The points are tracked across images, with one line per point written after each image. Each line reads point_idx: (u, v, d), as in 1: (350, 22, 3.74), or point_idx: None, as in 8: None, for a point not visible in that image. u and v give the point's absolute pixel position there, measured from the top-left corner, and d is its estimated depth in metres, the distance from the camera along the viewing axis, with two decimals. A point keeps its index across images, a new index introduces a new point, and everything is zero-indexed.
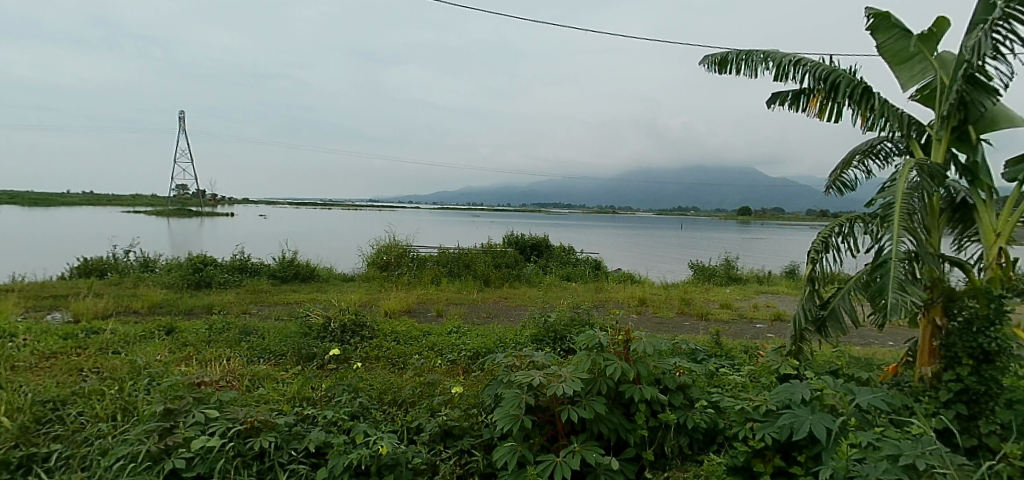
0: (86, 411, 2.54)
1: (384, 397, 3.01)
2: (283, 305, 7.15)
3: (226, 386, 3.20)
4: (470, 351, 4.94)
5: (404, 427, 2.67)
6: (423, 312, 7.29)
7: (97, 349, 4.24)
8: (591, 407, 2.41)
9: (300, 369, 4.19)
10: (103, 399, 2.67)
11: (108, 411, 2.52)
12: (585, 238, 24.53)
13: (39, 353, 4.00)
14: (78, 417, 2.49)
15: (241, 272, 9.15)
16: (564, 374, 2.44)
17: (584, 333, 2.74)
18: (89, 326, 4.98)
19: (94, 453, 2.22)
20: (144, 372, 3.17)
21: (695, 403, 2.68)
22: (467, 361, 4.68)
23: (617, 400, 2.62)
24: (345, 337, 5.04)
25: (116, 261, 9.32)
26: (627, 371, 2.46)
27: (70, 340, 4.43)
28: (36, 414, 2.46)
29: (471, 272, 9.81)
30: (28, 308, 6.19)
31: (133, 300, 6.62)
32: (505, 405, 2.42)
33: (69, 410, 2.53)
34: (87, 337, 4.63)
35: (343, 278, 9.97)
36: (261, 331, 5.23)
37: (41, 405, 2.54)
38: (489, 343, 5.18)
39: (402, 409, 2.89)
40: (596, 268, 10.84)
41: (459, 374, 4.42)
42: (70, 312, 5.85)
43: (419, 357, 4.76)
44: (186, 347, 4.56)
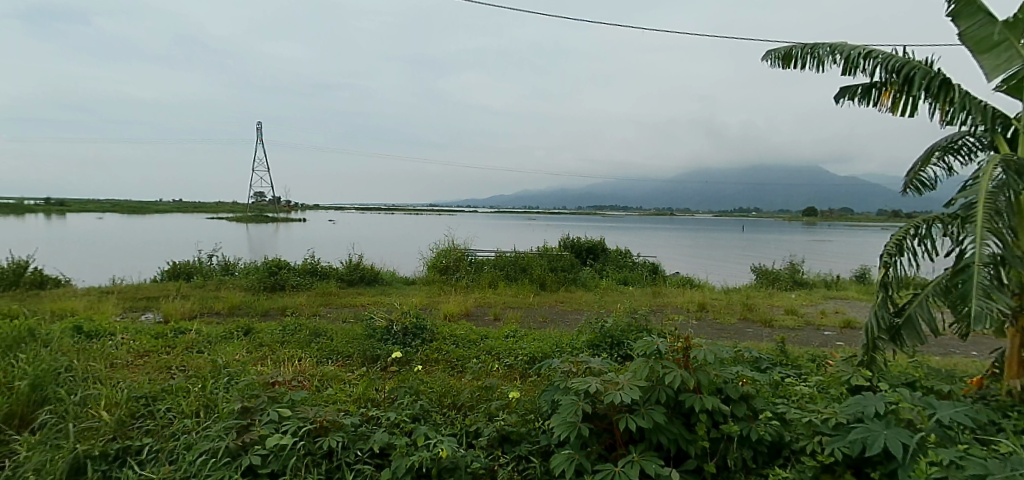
0: (173, 407, 2.79)
1: (442, 400, 3.12)
2: (349, 308, 7.54)
3: (298, 386, 3.45)
4: (528, 355, 5.01)
5: (463, 431, 2.76)
6: (481, 316, 7.44)
7: (183, 349, 4.67)
8: (650, 416, 2.39)
9: (365, 370, 4.41)
10: (189, 396, 2.93)
11: (192, 408, 2.76)
12: (643, 241, 24.04)
13: (134, 351, 4.45)
14: (167, 412, 2.75)
15: (312, 275, 9.71)
16: (622, 382, 2.44)
17: (643, 339, 2.73)
18: (178, 327, 5.48)
19: (180, 447, 2.44)
20: (224, 371, 3.45)
21: (759, 415, 2.58)
22: (524, 366, 4.76)
23: (678, 410, 2.57)
24: (406, 340, 5.25)
25: (201, 265, 10.16)
26: (686, 379, 2.42)
27: (160, 340, 4.90)
28: (131, 409, 2.71)
29: (528, 275, 9.88)
30: (126, 308, 6.89)
31: (215, 302, 7.20)
32: (562, 412, 2.43)
33: (159, 406, 2.78)
34: (175, 337, 5.11)
35: (404, 282, 10.34)
36: (329, 332, 5.55)
37: (136, 400, 2.80)
38: (546, 348, 5.23)
39: (461, 413, 3.00)
40: (653, 271, 10.62)
41: (516, 379, 4.50)
42: (161, 314, 6.45)
43: (478, 360, 4.89)
44: (262, 347, 4.92)
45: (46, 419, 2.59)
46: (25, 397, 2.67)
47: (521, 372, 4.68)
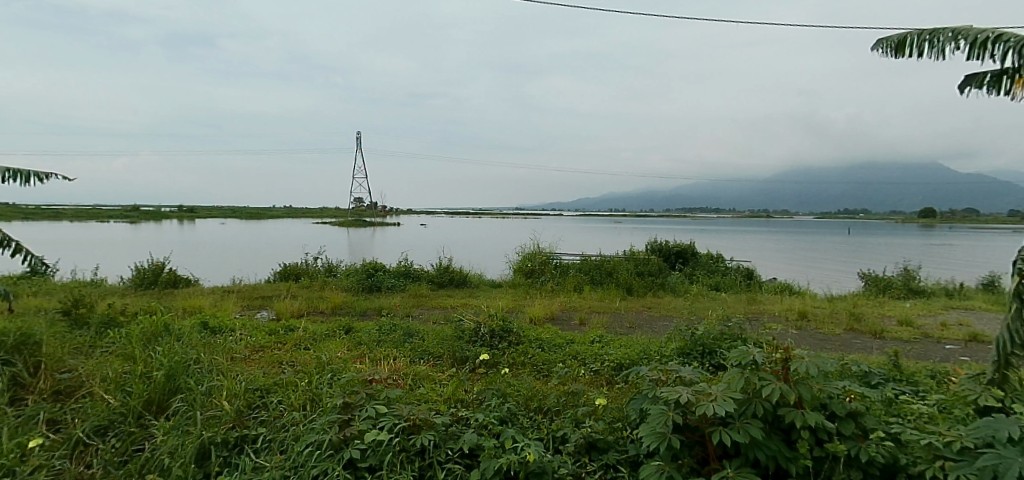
0: (284, 400, 3.13)
1: (529, 404, 3.26)
2: (439, 309, 7.95)
3: (394, 384, 3.75)
4: (614, 362, 5.01)
5: (550, 437, 2.85)
6: (567, 320, 7.49)
7: (292, 345, 5.21)
8: (746, 431, 2.32)
9: (455, 371, 4.65)
10: (296, 390, 3.28)
11: (300, 402, 3.09)
12: (738, 244, 22.77)
13: (253, 345, 5.06)
14: (278, 405, 3.08)
15: (405, 277, 10.32)
16: (715, 393, 2.41)
17: (737, 349, 2.66)
18: (288, 324, 6.13)
19: (289, 438, 2.71)
20: (328, 368, 3.85)
21: (869, 435, 2.43)
22: (611, 373, 4.78)
23: (777, 426, 2.47)
24: (493, 342, 5.45)
25: (308, 267, 11.18)
26: (786, 393, 2.33)
27: (274, 336, 5.52)
28: (249, 400, 3.07)
29: (614, 280, 9.77)
30: (246, 306, 7.80)
31: (320, 301, 7.92)
32: (651, 422, 2.44)
33: (272, 398, 3.13)
34: (286, 333, 5.72)
35: (491, 285, 10.65)
36: (421, 333, 5.92)
37: (252, 392, 3.18)
38: (633, 355, 5.19)
39: (548, 417, 3.11)
40: (748, 277, 10.07)
41: (602, 385, 4.53)
42: (274, 312, 7.22)
43: (564, 365, 4.98)
44: (361, 345, 5.36)
45: (179, 407, 2.94)
46: (162, 386, 3.03)
47: (608, 379, 4.68)
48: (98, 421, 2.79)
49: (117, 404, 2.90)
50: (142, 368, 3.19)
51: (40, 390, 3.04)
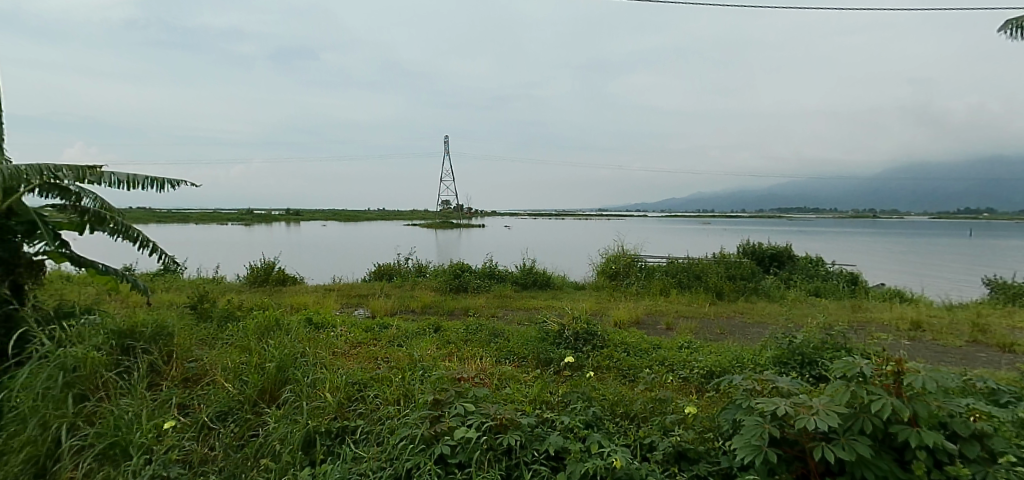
0: (379, 394, 3.44)
1: (615, 408, 3.34)
2: (524, 310, 8.17)
3: (481, 383, 4.00)
4: (704, 369, 4.93)
5: (637, 443, 2.90)
6: (653, 324, 7.38)
7: (386, 342, 5.64)
8: (852, 448, 2.23)
9: (540, 372, 4.81)
10: (391, 385, 3.59)
11: (394, 397, 3.39)
12: (846, 246, 20.91)
13: (352, 341, 5.55)
14: (375, 399, 3.39)
15: (490, 277, 10.69)
16: (816, 406, 2.35)
17: (842, 360, 2.56)
18: (382, 322, 6.63)
19: (385, 432, 2.99)
20: (419, 365, 4.15)
21: (998, 459, 2.27)
22: (700, 381, 4.72)
23: (889, 445, 2.35)
24: (578, 344, 5.55)
25: (399, 268, 11.90)
26: (899, 409, 2.23)
27: (370, 333, 6.01)
28: (348, 393, 3.43)
29: (703, 284, 9.42)
30: (345, 304, 8.52)
31: (410, 301, 8.44)
32: (745, 433, 2.42)
33: (368, 392, 3.46)
34: (380, 330, 6.20)
35: (575, 287, 10.70)
36: (506, 334, 6.15)
37: (352, 385, 3.55)
38: (724, 362, 5.06)
39: (635, 423, 3.18)
40: (852, 283, 9.28)
41: (692, 393, 4.49)
42: (370, 310, 7.83)
43: (651, 371, 4.97)
44: (450, 344, 5.69)
45: (287, 397, 3.34)
46: (273, 377, 3.47)
47: (698, 387, 4.64)
48: (219, 407, 3.21)
49: (235, 392, 3.33)
50: (256, 359, 3.65)
51: (172, 376, 3.50)
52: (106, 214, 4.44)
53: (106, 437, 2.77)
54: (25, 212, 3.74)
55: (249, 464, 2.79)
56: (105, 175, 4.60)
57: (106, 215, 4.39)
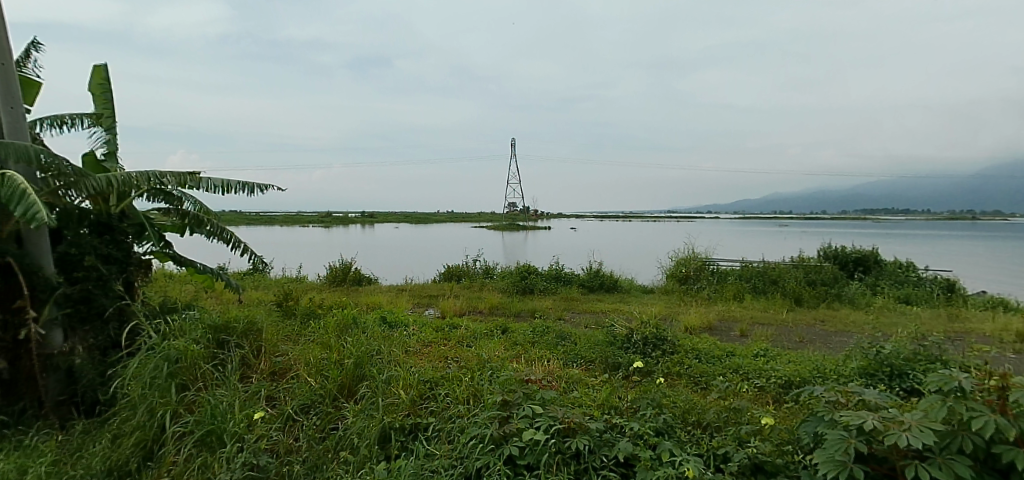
0: (449, 393, 3.68)
1: (687, 417, 3.36)
2: (590, 313, 8.21)
3: (549, 385, 4.15)
4: (782, 379, 4.79)
5: (711, 453, 2.94)
6: (726, 331, 7.17)
7: (455, 342, 5.94)
8: (950, 468, 2.15)
9: (608, 377, 4.88)
10: (460, 385, 3.83)
11: (463, 396, 3.62)
12: (952, 250, 19.01)
13: (424, 340, 5.91)
14: (445, 397, 3.63)
15: (557, 279, 10.81)
16: (908, 422, 2.29)
17: (939, 373, 2.45)
18: (452, 322, 6.96)
19: (455, 430, 3.21)
20: (488, 366, 4.38)
21: None
22: (779, 391, 4.59)
23: (991, 466, 2.25)
24: (646, 349, 5.55)
25: (468, 269, 12.31)
26: (1004, 427, 2.13)
27: (441, 333, 6.35)
28: (420, 391, 3.69)
29: (780, 288, 9.01)
30: (416, 304, 8.98)
31: (479, 302, 8.75)
32: (828, 447, 2.38)
33: (438, 391, 3.71)
34: (450, 330, 6.52)
35: (643, 291, 10.57)
36: (573, 336, 6.27)
37: (423, 383, 3.82)
38: (803, 372, 4.90)
39: (708, 433, 3.19)
40: (949, 289, 8.52)
41: (769, 404, 4.39)
42: (440, 310, 8.21)
43: (724, 379, 4.90)
44: (517, 345, 5.89)
45: (365, 392, 3.66)
46: (351, 373, 3.81)
47: (774, 397, 4.53)
48: (303, 400, 3.55)
49: (316, 387, 3.66)
50: (336, 356, 4.03)
51: (261, 370, 3.92)
52: (203, 217, 5.11)
53: (204, 424, 3.16)
54: (135, 215, 4.35)
55: (329, 457, 3.14)
56: (203, 182, 5.24)
57: (202, 219, 5.06)
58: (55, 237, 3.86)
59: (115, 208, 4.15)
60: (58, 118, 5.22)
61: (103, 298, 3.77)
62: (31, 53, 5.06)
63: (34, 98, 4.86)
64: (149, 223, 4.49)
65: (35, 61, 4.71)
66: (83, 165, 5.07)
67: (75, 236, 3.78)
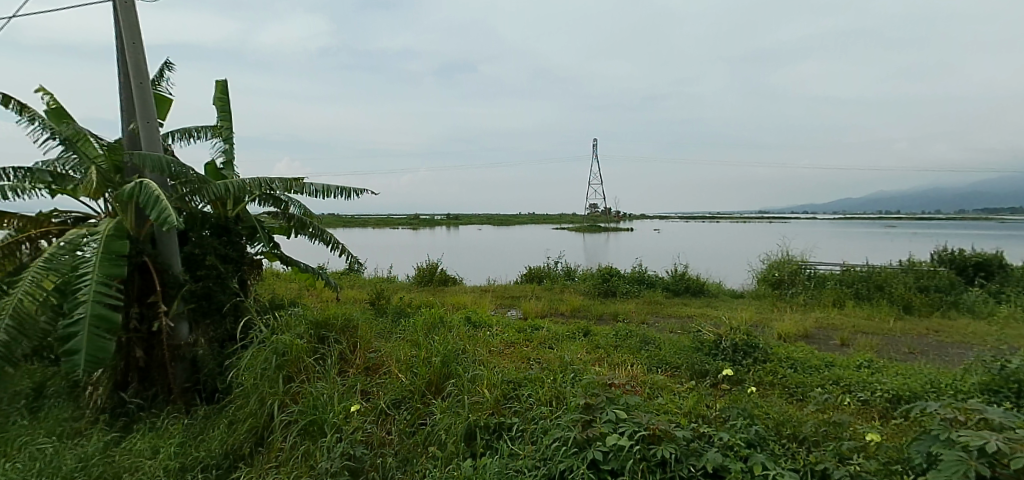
0: (532, 394, 3.94)
1: (781, 429, 3.39)
2: (675, 318, 8.13)
3: (633, 390, 4.29)
4: (889, 392, 4.55)
5: (807, 469, 2.93)
6: (825, 340, 6.82)
7: (538, 343, 6.22)
8: None
9: (696, 384, 4.91)
10: (543, 386, 4.09)
11: (547, 398, 3.87)
12: None
13: (507, 340, 6.25)
14: (528, 398, 3.90)
15: (640, 282, 10.76)
16: None
17: None
18: (534, 323, 7.24)
19: (538, 432, 3.45)
20: (571, 368, 4.59)
21: None
22: (885, 406, 4.38)
23: None
24: (736, 357, 5.49)
25: (549, 271, 12.58)
26: None
27: (523, 333, 6.66)
28: (504, 391, 4.00)
29: (886, 295, 8.37)
30: (499, 304, 9.40)
31: (560, 303, 8.98)
32: (945, 469, 2.33)
33: (521, 392, 3.99)
34: (533, 331, 6.81)
35: (732, 295, 10.23)
36: (657, 341, 6.32)
37: (507, 383, 4.12)
38: (914, 386, 4.62)
39: (803, 447, 3.19)
40: None
41: (875, 419, 4.22)
42: (522, 311, 8.54)
43: (823, 390, 4.74)
44: (599, 348, 6.05)
45: (451, 390, 4.03)
46: (440, 370, 4.20)
47: (881, 411, 4.33)
48: (395, 395, 3.97)
49: (407, 383, 4.09)
50: (423, 354, 4.43)
51: (357, 365, 4.44)
52: (307, 221, 5.80)
53: (307, 415, 3.64)
54: (248, 219, 5.09)
55: (418, 451, 3.49)
56: (307, 187, 5.98)
57: (305, 222, 5.74)
58: (182, 238, 4.66)
59: (231, 212, 4.91)
60: (186, 130, 6.15)
61: (220, 295, 4.50)
62: (164, 74, 6.01)
63: (166, 113, 5.77)
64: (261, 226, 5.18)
65: (167, 80, 5.61)
66: (206, 172, 5.92)
67: (199, 239, 4.56)
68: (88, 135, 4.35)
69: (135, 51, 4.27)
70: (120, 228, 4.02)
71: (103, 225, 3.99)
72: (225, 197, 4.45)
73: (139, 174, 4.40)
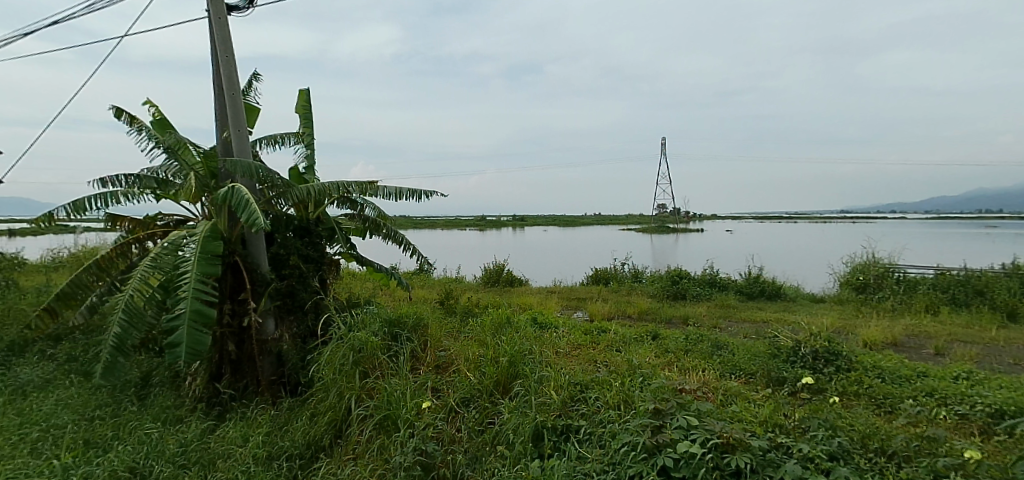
0: (600, 397, 4.15)
1: (868, 443, 3.41)
2: (749, 323, 7.96)
3: (705, 397, 4.38)
4: (991, 406, 4.32)
5: None
6: (916, 348, 6.46)
7: (604, 345, 6.38)
8: None
9: (773, 392, 4.87)
10: (610, 389, 4.29)
11: (615, 402, 4.07)
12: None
13: (574, 341, 6.49)
14: (596, 401, 4.12)
15: (711, 285, 10.58)
16: None
17: None
18: (600, 325, 7.42)
19: (607, 436, 3.65)
20: (639, 372, 4.75)
21: None
22: (986, 421, 4.18)
23: None
24: (817, 365, 5.39)
25: (615, 272, 12.63)
26: None
27: (589, 335, 6.85)
28: (571, 393, 4.24)
29: (989, 302, 7.85)
30: (566, 305, 9.63)
31: (627, 306, 9.07)
32: None
33: (589, 395, 4.21)
34: (599, 334, 6.98)
35: (811, 300, 9.82)
36: (730, 346, 6.30)
37: (575, 386, 4.37)
38: (1019, 400, 4.38)
39: (892, 463, 3.23)
40: None
41: (974, 435, 4.04)
42: (588, 313, 8.73)
43: (914, 402, 4.59)
44: (669, 353, 6.11)
45: (519, 391, 4.32)
46: (507, 370, 4.53)
47: (982, 428, 4.13)
48: (464, 394, 4.31)
49: (476, 383, 4.42)
50: (491, 354, 4.77)
51: (428, 362, 4.85)
52: (381, 222, 6.28)
53: (382, 410, 4.05)
54: (327, 220, 5.54)
55: (487, 449, 3.79)
56: (381, 190, 6.53)
57: (380, 224, 6.22)
58: (270, 239, 5.26)
59: (312, 214, 5.43)
60: (272, 138, 6.90)
61: (302, 293, 5.07)
62: (252, 85, 6.79)
63: (254, 120, 6.53)
64: (339, 228, 5.67)
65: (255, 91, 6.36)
66: (290, 176, 6.61)
67: (283, 240, 5.13)
68: (187, 143, 5.07)
69: (230, 67, 4.95)
70: (215, 230, 4.65)
71: (202, 227, 4.64)
72: (306, 200, 5.00)
73: (231, 179, 5.06)
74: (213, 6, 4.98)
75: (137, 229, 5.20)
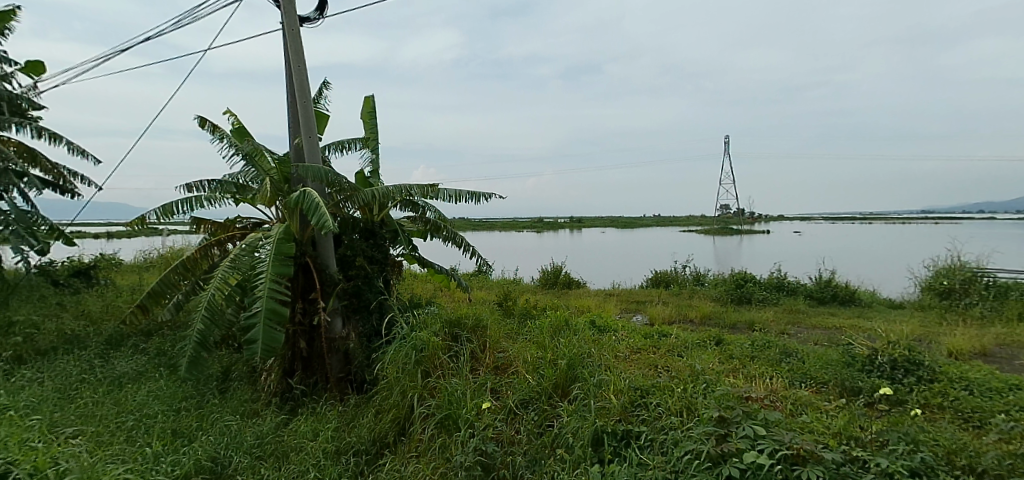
0: (662, 404, 4.33)
1: (953, 460, 3.42)
2: (821, 330, 7.76)
3: (774, 406, 4.42)
4: None
5: None
6: (1007, 359, 6.11)
7: (665, 350, 6.50)
8: None
9: (846, 403, 4.81)
10: (672, 395, 4.46)
11: (677, 408, 4.23)
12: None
13: (634, 345, 6.65)
14: (657, 407, 4.30)
15: (779, 289, 10.31)
16: None
17: None
18: (660, 329, 7.51)
19: (669, 443, 3.79)
20: (703, 378, 4.87)
21: None
22: None
23: None
24: (895, 375, 5.27)
25: (676, 275, 12.54)
26: None
27: (650, 340, 6.97)
28: (631, 398, 4.45)
29: None
30: (625, 308, 9.75)
31: (689, 309, 9.08)
32: None
33: (650, 400, 4.39)
34: (660, 338, 7.09)
35: (889, 306, 9.37)
36: (799, 354, 6.22)
37: (635, 391, 4.57)
38: None
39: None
40: None
41: None
42: (648, 316, 8.83)
43: (1004, 417, 4.41)
44: (733, 359, 6.13)
45: (578, 394, 4.57)
46: (566, 374, 4.80)
47: None
48: (522, 396, 4.61)
49: (535, 385, 4.72)
50: (550, 356, 5.07)
51: (487, 363, 5.21)
52: (441, 224, 6.72)
53: (443, 409, 4.43)
54: (392, 223, 6.07)
55: (547, 452, 4.06)
56: (442, 193, 6.99)
57: (440, 226, 6.66)
58: (339, 240, 5.83)
59: (376, 216, 5.94)
60: (340, 143, 7.55)
61: (368, 294, 5.58)
62: (321, 92, 7.49)
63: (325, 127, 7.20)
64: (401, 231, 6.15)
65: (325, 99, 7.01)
66: (357, 180, 7.20)
67: (349, 242, 5.67)
68: (262, 149, 5.71)
69: (302, 76, 5.54)
70: (288, 232, 5.25)
71: (276, 229, 5.25)
72: (370, 203, 5.48)
73: (302, 183, 5.70)
74: (289, 22, 5.59)
75: (218, 231, 5.99)
